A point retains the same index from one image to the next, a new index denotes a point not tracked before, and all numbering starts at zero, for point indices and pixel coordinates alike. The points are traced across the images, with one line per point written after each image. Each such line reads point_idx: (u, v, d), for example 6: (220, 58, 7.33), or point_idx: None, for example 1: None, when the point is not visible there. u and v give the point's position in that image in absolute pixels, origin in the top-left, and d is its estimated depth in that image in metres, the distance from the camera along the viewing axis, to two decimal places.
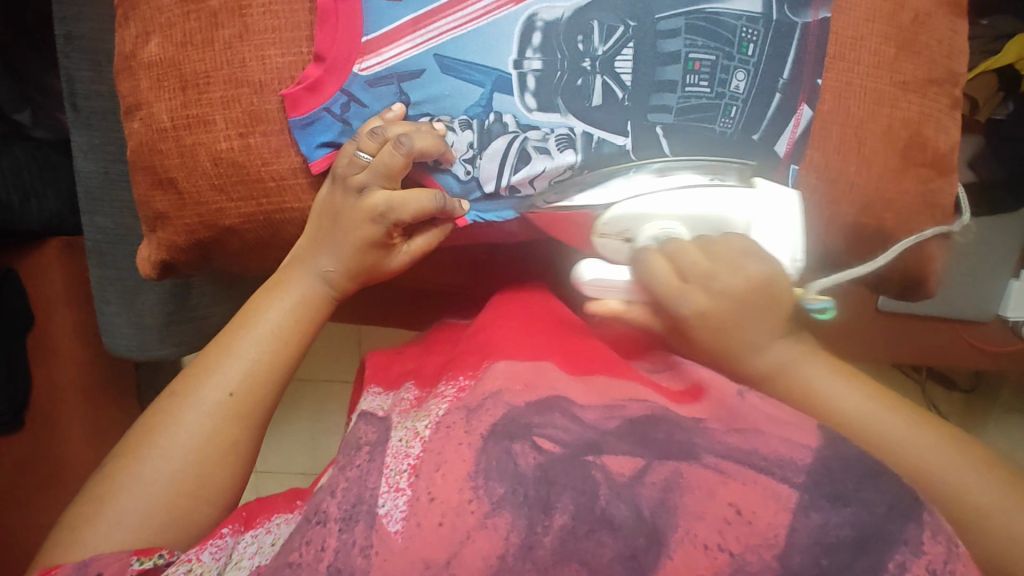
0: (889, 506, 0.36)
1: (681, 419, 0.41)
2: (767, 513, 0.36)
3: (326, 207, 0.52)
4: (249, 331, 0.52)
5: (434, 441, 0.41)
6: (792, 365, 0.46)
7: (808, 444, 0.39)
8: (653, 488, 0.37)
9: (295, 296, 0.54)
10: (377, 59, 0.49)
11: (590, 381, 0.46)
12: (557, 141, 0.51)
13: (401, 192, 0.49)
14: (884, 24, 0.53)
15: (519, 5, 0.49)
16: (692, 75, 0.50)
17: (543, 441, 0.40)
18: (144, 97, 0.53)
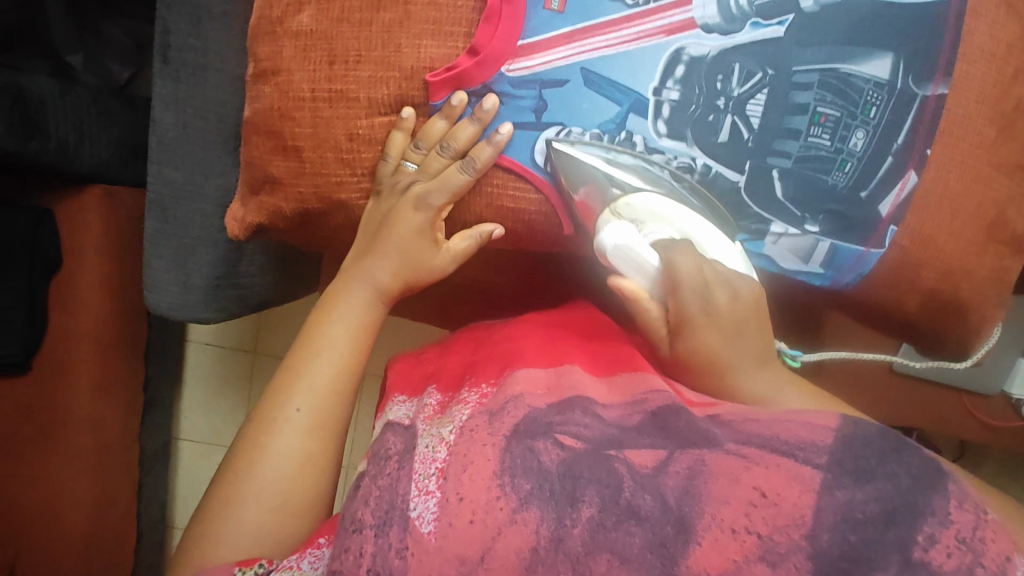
0: (912, 478, 0.37)
1: (702, 418, 0.43)
2: (793, 495, 0.36)
3: (373, 214, 0.55)
4: (316, 360, 0.51)
5: (460, 444, 0.42)
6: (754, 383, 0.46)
7: (829, 426, 0.40)
8: (676, 477, 0.38)
9: (354, 312, 0.54)
10: (526, 63, 0.51)
11: (611, 381, 0.50)
12: (677, 167, 0.54)
13: (442, 189, 0.53)
14: (991, 108, 0.56)
15: (669, 36, 0.51)
16: (816, 128, 0.53)
17: (565, 438, 0.41)
18: (285, 65, 0.54)
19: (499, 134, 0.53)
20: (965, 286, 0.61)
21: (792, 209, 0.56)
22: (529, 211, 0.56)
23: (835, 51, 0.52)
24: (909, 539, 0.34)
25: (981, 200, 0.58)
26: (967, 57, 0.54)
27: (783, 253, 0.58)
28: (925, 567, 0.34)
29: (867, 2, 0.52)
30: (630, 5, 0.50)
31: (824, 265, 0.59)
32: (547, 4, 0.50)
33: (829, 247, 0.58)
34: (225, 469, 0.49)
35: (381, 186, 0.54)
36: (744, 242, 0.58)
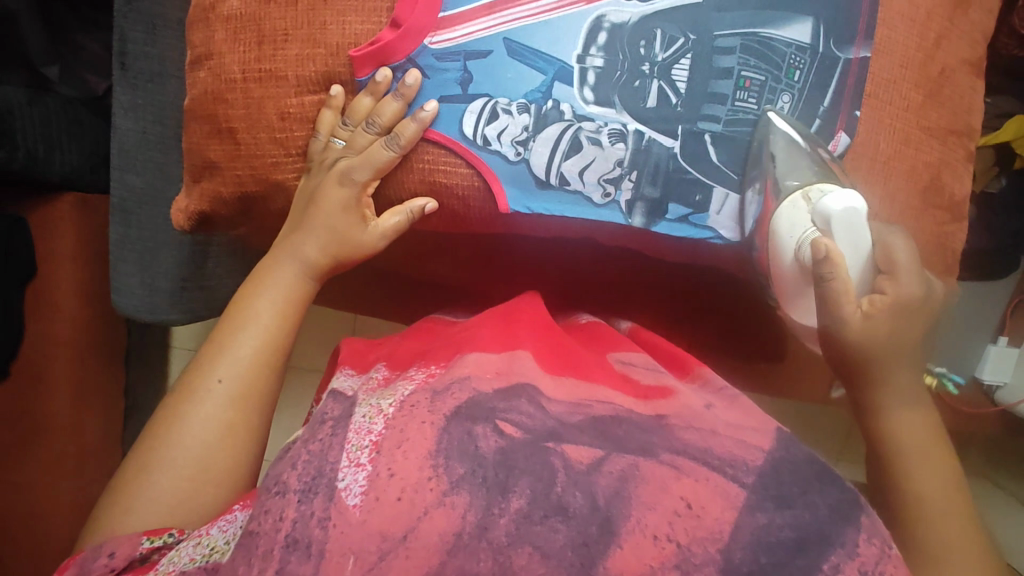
0: (832, 508, 0.39)
1: (647, 423, 0.44)
2: (716, 509, 0.38)
3: (305, 191, 0.56)
4: (244, 332, 0.53)
5: (398, 418, 0.42)
6: (904, 420, 0.52)
7: (761, 446, 0.42)
8: (609, 477, 0.39)
9: (283, 285, 0.56)
10: (449, 35, 0.52)
11: (558, 380, 0.49)
12: (609, 134, 0.54)
13: (368, 166, 0.54)
14: (915, 73, 0.57)
15: (589, 4, 0.52)
16: (742, 92, 0.54)
17: (505, 426, 0.41)
18: (217, 49, 0.55)
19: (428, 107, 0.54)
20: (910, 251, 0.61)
21: (726, 172, 0.56)
22: (462, 185, 0.56)
23: (754, 16, 0.53)
24: (816, 567, 0.36)
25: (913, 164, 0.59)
26: (885, 23, 0.56)
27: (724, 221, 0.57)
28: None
29: None
30: None
31: None
32: None
33: None
34: (148, 434, 0.50)
35: (310, 160, 0.55)
36: (686, 213, 0.57)
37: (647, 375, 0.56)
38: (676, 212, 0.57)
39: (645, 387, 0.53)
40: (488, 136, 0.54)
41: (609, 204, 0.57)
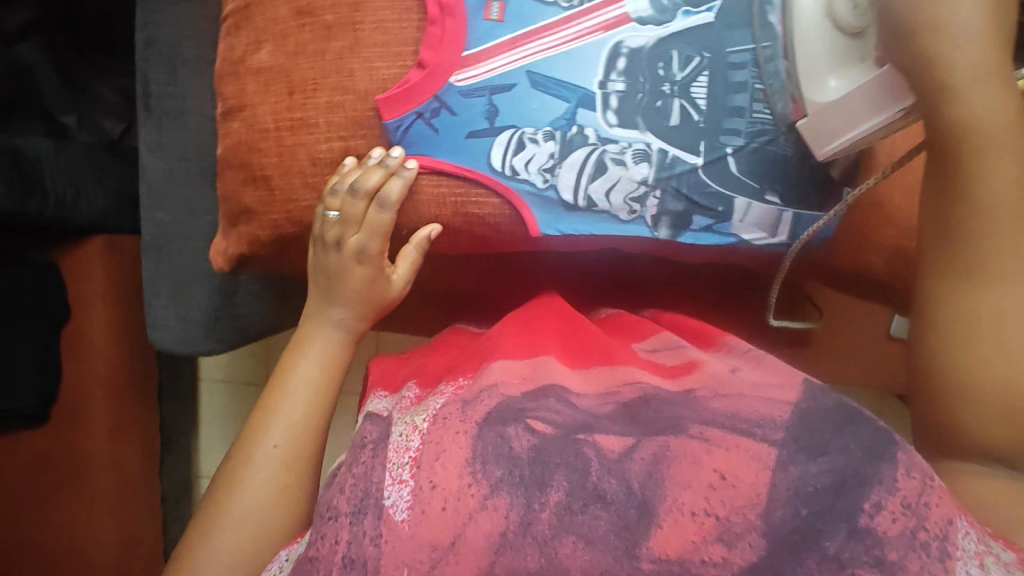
0: (866, 450, 0.42)
1: (676, 397, 0.48)
2: (750, 474, 0.41)
3: (317, 265, 0.60)
4: (287, 395, 0.56)
5: (433, 432, 0.44)
6: (1002, 176, 0.46)
7: (788, 400, 0.46)
8: (641, 462, 0.42)
9: (321, 348, 0.59)
10: (473, 72, 0.53)
11: (586, 375, 0.53)
12: (633, 154, 0.56)
13: (367, 229, 0.57)
14: None
15: (607, 32, 0.53)
16: (758, 104, 0.55)
17: (536, 424, 0.44)
18: (249, 100, 0.58)
19: (456, 143, 0.55)
20: None
21: (748, 182, 0.58)
22: (493, 213, 0.59)
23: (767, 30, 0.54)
24: (856, 507, 0.39)
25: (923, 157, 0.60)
26: None
27: (748, 226, 0.60)
28: (870, 533, 0.39)
29: None
30: (566, 8, 0.52)
31: (790, 236, 0.61)
32: (486, 16, 0.52)
33: (792, 217, 0.60)
34: (209, 502, 0.53)
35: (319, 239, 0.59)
36: (710, 225, 0.60)
37: (671, 356, 0.59)
38: (700, 224, 0.60)
39: (672, 365, 0.56)
40: (517, 166, 0.56)
41: (635, 220, 0.59)
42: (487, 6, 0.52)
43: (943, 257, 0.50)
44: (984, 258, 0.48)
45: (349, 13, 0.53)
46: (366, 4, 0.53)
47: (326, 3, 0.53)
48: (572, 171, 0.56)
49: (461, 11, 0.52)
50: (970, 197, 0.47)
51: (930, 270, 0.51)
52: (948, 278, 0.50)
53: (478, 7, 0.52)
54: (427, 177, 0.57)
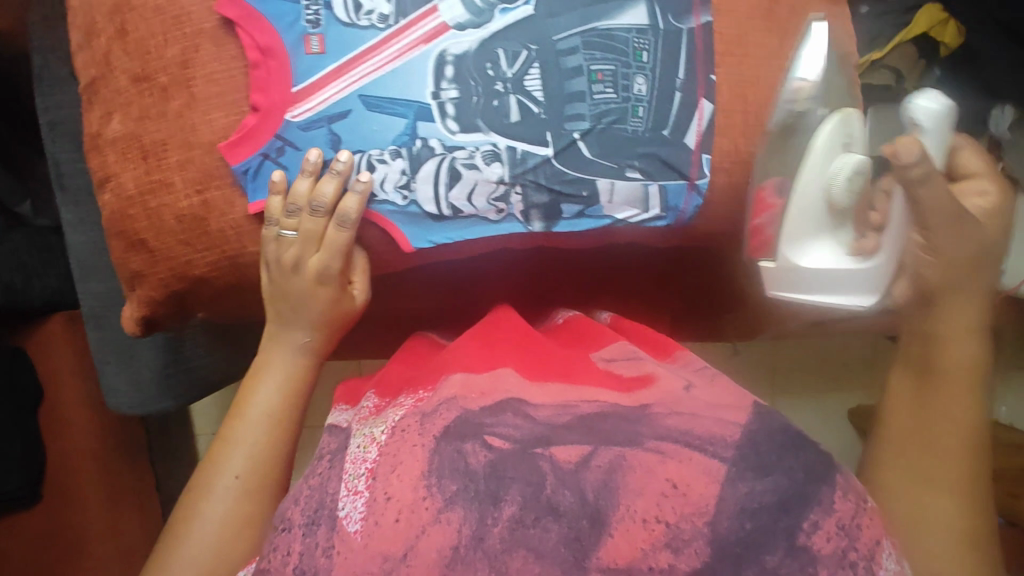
0: (807, 470, 0.45)
1: (632, 413, 0.47)
2: (700, 486, 0.43)
3: (275, 288, 0.59)
4: (246, 421, 0.57)
5: (390, 444, 0.47)
6: (960, 355, 0.55)
7: (738, 422, 0.47)
8: (597, 471, 0.43)
9: (284, 372, 0.60)
10: (307, 106, 0.54)
11: (542, 385, 0.51)
12: (483, 156, 0.56)
13: (326, 250, 0.57)
14: (764, 19, 0.59)
15: (429, 44, 0.54)
16: (597, 85, 0.55)
17: (493, 439, 0.45)
18: (113, 170, 0.59)
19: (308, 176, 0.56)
20: None
21: (604, 163, 0.58)
22: (364, 237, 0.60)
23: (586, 13, 0.55)
24: (796, 527, 0.43)
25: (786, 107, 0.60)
26: None
27: (618, 205, 0.60)
28: (806, 550, 0.42)
29: None
30: (383, 29, 0.53)
31: (663, 207, 0.61)
32: (307, 51, 0.53)
33: (659, 189, 0.60)
34: (170, 522, 0.55)
35: (270, 262, 0.58)
36: (581, 210, 0.60)
37: (626, 366, 0.58)
38: (570, 211, 0.60)
39: (626, 377, 0.55)
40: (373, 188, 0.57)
41: (505, 218, 0.60)
42: (307, 43, 0.53)
43: (903, 409, 0.57)
44: (948, 429, 0.54)
45: (181, 72, 0.54)
46: (195, 61, 0.54)
47: (159, 66, 0.55)
48: (432, 183, 0.57)
49: (281, 51, 0.53)
50: (946, 363, 0.55)
51: (900, 397, 0.58)
52: (918, 432, 0.55)
53: (297, 44, 0.53)
54: None
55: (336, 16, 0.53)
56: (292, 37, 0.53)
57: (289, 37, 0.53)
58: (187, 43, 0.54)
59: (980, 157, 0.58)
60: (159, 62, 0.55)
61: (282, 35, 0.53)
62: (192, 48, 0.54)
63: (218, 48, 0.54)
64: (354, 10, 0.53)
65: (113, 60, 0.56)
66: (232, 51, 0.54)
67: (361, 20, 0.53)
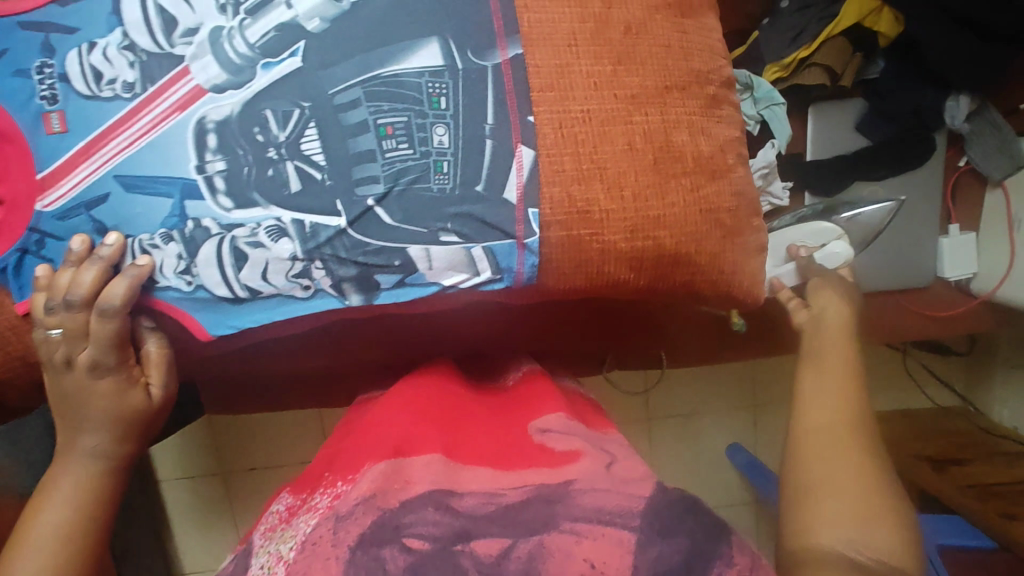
0: (706, 531, 0.44)
1: (552, 493, 0.46)
2: (615, 559, 0.42)
3: (55, 392, 0.53)
4: (30, 548, 0.49)
5: (300, 562, 0.44)
6: (823, 321, 0.65)
7: (641, 494, 0.47)
8: (517, 562, 0.41)
9: (79, 482, 0.52)
10: (57, 193, 0.48)
11: (474, 471, 0.50)
12: (267, 233, 0.49)
13: (96, 343, 0.50)
14: (592, 45, 0.50)
15: (184, 111, 0.47)
16: (388, 141, 0.48)
17: (412, 541, 0.42)
18: None
19: None
20: (665, 231, 0.53)
21: (413, 228, 0.50)
22: (159, 323, 0.53)
23: (365, 60, 0.47)
24: None
25: (629, 143, 0.51)
26: (530, 9, 0.50)
27: (442, 271, 0.52)
28: None
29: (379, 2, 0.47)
30: (128, 99, 0.46)
31: (496, 269, 0.52)
32: (48, 131, 0.47)
33: (484, 250, 0.51)
34: None
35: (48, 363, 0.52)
36: (400, 278, 0.52)
37: (561, 439, 0.54)
38: (388, 281, 0.52)
39: (557, 453, 0.52)
40: (149, 276, 0.50)
41: (316, 294, 0.52)
42: (46, 121, 0.47)
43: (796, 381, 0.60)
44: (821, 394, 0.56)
45: None
46: None
47: None
48: (219, 264, 0.50)
49: (18, 134, 0.47)
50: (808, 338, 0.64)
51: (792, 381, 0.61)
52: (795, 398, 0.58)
53: (36, 124, 0.47)
54: None
55: (75, 89, 0.47)
56: (30, 117, 0.47)
57: (26, 119, 0.47)
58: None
59: (838, 288, 0.72)
60: None
61: (17, 116, 0.47)
62: None
63: None
64: (93, 80, 0.46)
65: None
66: None
67: (104, 91, 0.46)
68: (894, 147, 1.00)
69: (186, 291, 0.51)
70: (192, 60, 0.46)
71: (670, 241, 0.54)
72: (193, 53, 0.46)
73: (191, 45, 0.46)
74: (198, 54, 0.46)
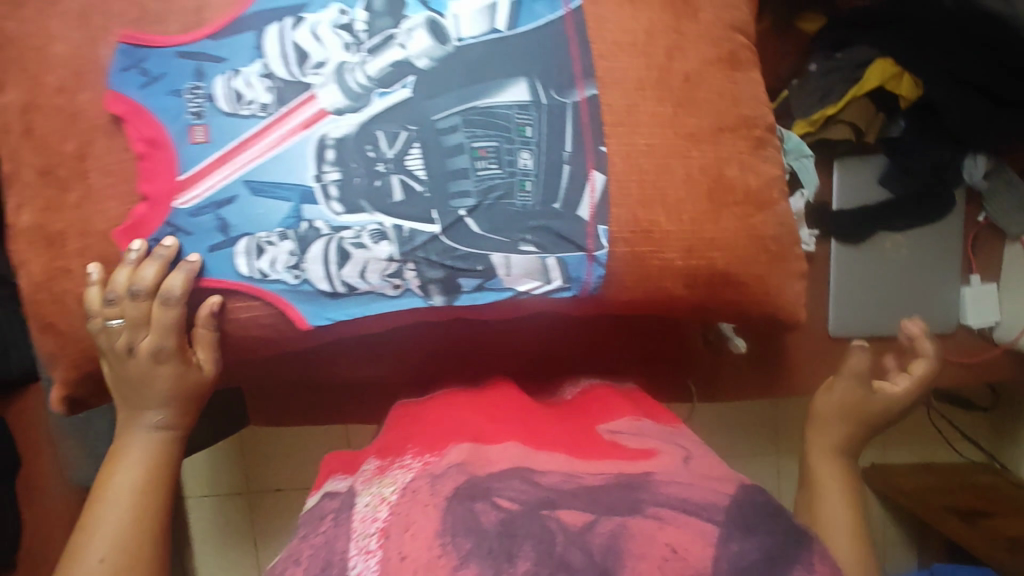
0: (787, 537, 0.46)
1: (634, 481, 0.49)
2: (696, 548, 0.43)
3: (116, 377, 0.59)
4: (110, 508, 0.57)
5: (401, 504, 0.49)
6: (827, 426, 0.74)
7: (726, 491, 0.49)
8: (602, 535, 0.44)
9: (139, 453, 0.60)
10: (193, 193, 0.55)
11: (548, 455, 0.54)
12: (370, 236, 0.56)
13: (156, 328, 0.58)
14: (657, 89, 0.58)
15: (309, 128, 0.54)
16: (480, 162, 0.55)
17: (501, 501, 0.47)
18: (23, 259, 0.61)
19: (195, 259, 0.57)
20: (718, 253, 0.60)
21: (497, 238, 0.56)
22: (259, 314, 0.59)
23: (464, 93, 0.55)
24: None
25: (688, 174, 0.58)
26: (604, 56, 0.57)
27: (518, 277, 0.58)
28: None
29: (478, 46, 0.55)
30: (264, 116, 0.54)
31: (566, 278, 0.58)
32: (191, 141, 0.54)
33: (557, 260, 0.58)
34: None
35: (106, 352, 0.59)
36: (480, 283, 0.58)
37: (633, 439, 0.60)
38: (469, 285, 0.58)
39: (631, 450, 0.57)
40: (258, 268, 0.57)
41: (403, 293, 0.58)
42: (192, 132, 0.54)
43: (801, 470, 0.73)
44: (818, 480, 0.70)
45: (77, 166, 0.56)
46: (91, 156, 0.56)
47: (58, 159, 0.57)
48: (327, 261, 0.56)
49: (166, 141, 0.55)
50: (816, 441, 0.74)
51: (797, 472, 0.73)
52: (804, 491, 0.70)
53: (183, 134, 0.55)
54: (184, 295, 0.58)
55: (219, 106, 0.54)
56: (178, 128, 0.55)
57: (175, 129, 0.55)
58: (82, 138, 0.56)
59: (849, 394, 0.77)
60: (58, 155, 0.57)
61: (167, 126, 0.55)
62: (87, 143, 0.56)
63: (112, 142, 0.56)
64: (235, 100, 0.54)
65: (21, 156, 0.59)
66: (123, 144, 0.55)
67: (243, 109, 0.54)
68: (915, 200, 1.07)
69: (294, 285, 0.57)
70: (319, 87, 0.54)
71: (723, 262, 0.61)
72: (321, 81, 0.54)
73: (320, 75, 0.54)
74: (325, 82, 0.54)
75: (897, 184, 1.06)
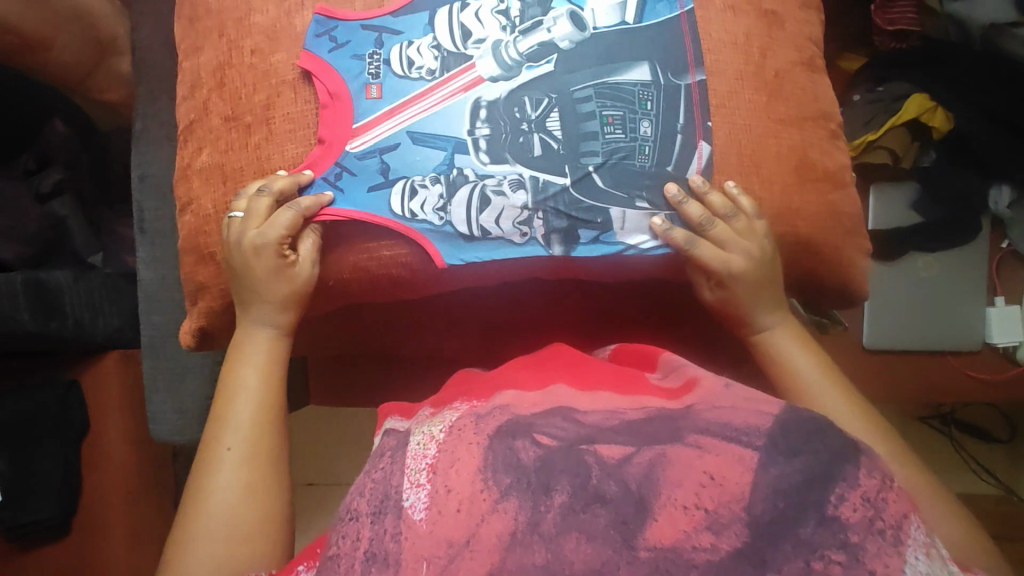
0: (835, 453, 0.40)
1: (674, 412, 0.46)
2: (734, 475, 0.40)
3: (233, 274, 0.67)
4: (239, 400, 0.64)
5: (448, 441, 0.45)
6: None
7: (769, 411, 0.44)
8: (639, 466, 0.41)
9: (257, 351, 0.66)
10: (363, 139, 0.65)
11: (591, 394, 0.51)
12: (509, 184, 0.65)
13: (269, 222, 0.64)
14: (752, 81, 0.69)
15: (467, 91, 0.65)
16: (608, 127, 0.65)
17: (542, 437, 0.44)
18: (196, 194, 0.71)
19: (355, 197, 0.66)
20: (801, 221, 0.69)
21: (617, 193, 0.66)
22: (401, 253, 0.68)
23: (597, 70, 0.65)
24: (823, 501, 0.39)
25: (777, 153, 0.68)
26: (711, 51, 0.68)
27: (630, 231, 0.67)
28: (837, 521, 0.38)
29: (609, 34, 0.66)
30: (429, 80, 0.65)
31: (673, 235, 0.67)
32: (368, 96, 0.66)
33: (666, 217, 0.67)
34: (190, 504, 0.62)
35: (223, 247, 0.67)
36: (596, 235, 0.67)
37: (674, 375, 0.57)
38: (587, 236, 0.67)
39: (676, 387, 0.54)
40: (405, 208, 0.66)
41: (529, 241, 0.67)
42: (368, 89, 0.66)
43: None
44: None
45: (265, 113, 0.67)
46: (276, 105, 0.67)
47: (245, 107, 0.68)
48: (470, 205, 0.65)
49: (346, 95, 0.65)
50: None
51: None
52: None
53: (360, 90, 0.66)
54: (340, 229, 0.67)
55: (393, 70, 0.66)
56: (357, 86, 0.66)
57: (354, 86, 0.66)
58: (270, 91, 0.67)
59: None
60: (245, 105, 0.68)
61: (348, 83, 0.66)
62: (275, 95, 0.67)
63: (298, 96, 0.67)
64: (407, 65, 0.66)
65: (210, 106, 0.70)
66: (307, 97, 0.67)
67: (412, 73, 0.65)
68: (947, 223, 1.17)
69: (438, 226, 0.66)
70: (478, 58, 0.65)
71: (804, 230, 0.70)
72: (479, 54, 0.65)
73: (478, 49, 0.65)
74: (483, 54, 0.65)
75: (930, 208, 1.17)
